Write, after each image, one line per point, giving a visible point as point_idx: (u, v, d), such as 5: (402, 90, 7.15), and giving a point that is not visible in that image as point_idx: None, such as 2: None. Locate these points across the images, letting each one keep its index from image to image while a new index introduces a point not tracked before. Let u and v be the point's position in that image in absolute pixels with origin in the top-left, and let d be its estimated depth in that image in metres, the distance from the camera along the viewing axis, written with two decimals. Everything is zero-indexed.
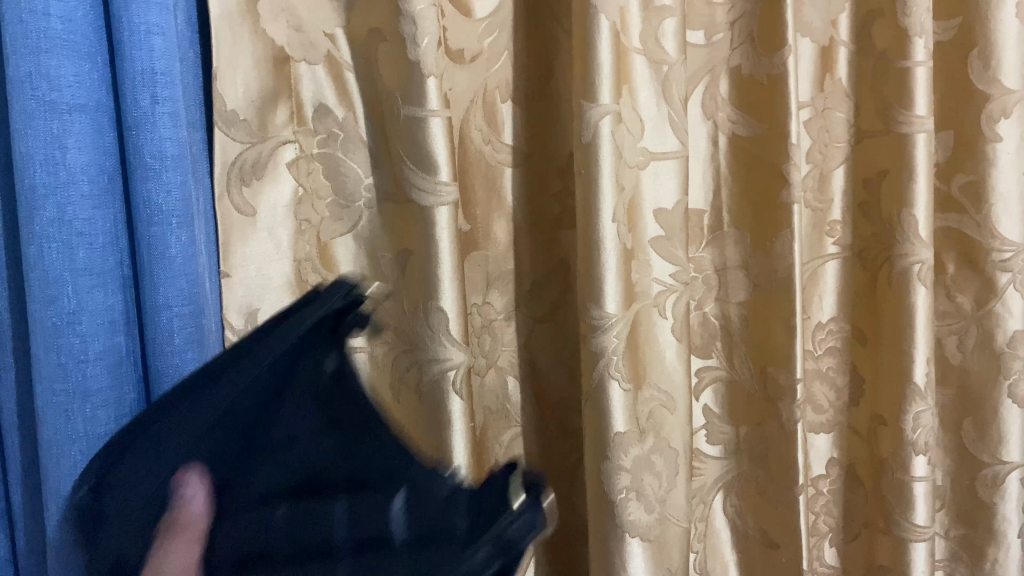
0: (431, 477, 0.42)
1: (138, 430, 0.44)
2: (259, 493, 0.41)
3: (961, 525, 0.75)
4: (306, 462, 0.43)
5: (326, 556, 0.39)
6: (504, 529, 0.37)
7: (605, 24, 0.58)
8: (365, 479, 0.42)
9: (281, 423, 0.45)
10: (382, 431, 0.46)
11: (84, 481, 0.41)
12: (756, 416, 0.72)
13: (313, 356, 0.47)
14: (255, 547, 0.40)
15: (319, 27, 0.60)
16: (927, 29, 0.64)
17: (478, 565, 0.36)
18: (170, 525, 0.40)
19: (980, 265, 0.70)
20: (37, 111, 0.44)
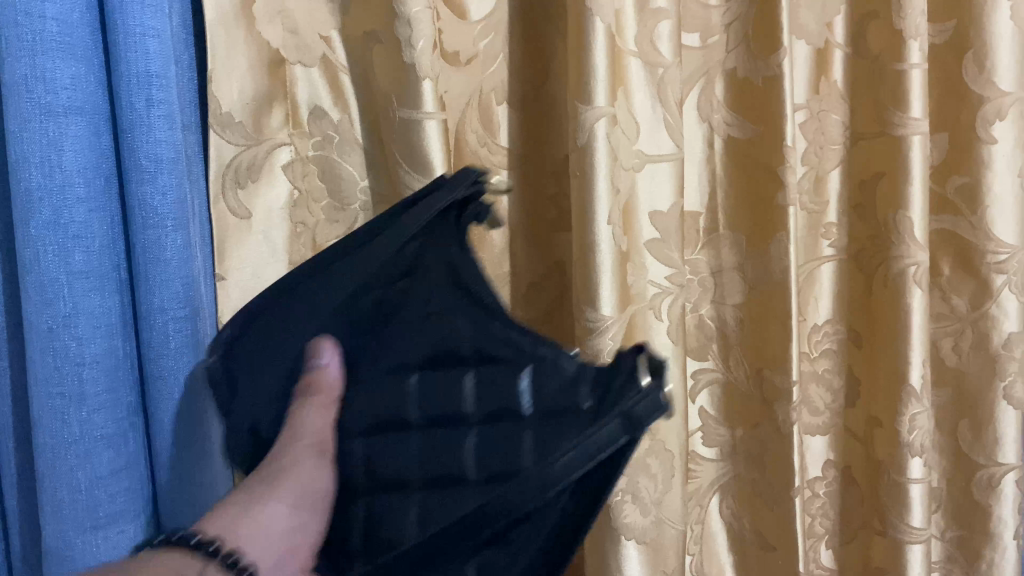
0: (553, 358, 0.48)
1: (267, 308, 0.52)
2: (393, 361, 0.51)
3: (957, 527, 0.75)
4: (430, 337, 0.51)
5: (458, 420, 0.48)
6: (629, 408, 0.41)
7: (601, 27, 0.57)
8: (493, 353, 0.49)
9: (404, 310, 0.52)
10: (496, 319, 0.51)
11: (218, 344, 0.51)
12: (752, 420, 0.72)
13: (410, 267, 0.53)
14: (390, 415, 0.49)
15: (315, 29, 0.60)
16: (922, 31, 0.64)
17: (603, 442, 0.42)
18: (312, 386, 0.50)
19: (975, 267, 0.70)
20: (32, 114, 0.44)
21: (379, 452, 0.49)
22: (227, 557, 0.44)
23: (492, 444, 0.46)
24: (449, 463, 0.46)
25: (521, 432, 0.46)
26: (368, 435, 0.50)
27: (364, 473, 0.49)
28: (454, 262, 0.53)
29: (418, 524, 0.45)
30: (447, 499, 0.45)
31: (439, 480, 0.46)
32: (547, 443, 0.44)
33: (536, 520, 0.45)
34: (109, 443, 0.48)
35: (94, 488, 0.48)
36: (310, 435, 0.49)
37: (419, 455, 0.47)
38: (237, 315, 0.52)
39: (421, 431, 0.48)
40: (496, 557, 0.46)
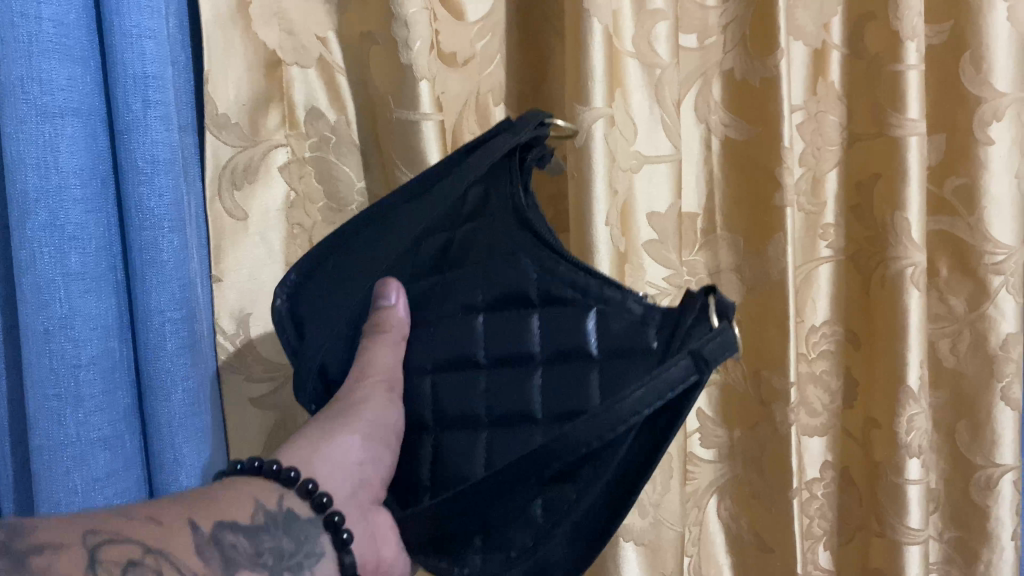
0: (621, 299, 0.46)
1: (334, 252, 0.52)
2: (461, 301, 0.50)
3: (955, 528, 0.75)
4: (495, 281, 0.49)
5: (526, 361, 0.48)
6: (698, 347, 0.39)
7: (598, 28, 0.57)
8: (560, 295, 0.47)
9: (470, 251, 0.51)
10: (562, 261, 0.47)
11: (285, 287, 0.51)
12: (751, 420, 0.72)
13: (473, 212, 0.52)
14: (457, 356, 0.49)
15: (312, 30, 0.60)
16: (919, 32, 0.64)
17: (673, 379, 0.39)
18: (381, 325, 0.50)
19: (972, 268, 0.69)
20: (28, 115, 0.44)
21: (445, 391, 0.50)
22: (308, 483, 0.43)
23: (558, 385, 0.46)
24: (516, 401, 0.47)
25: (588, 372, 0.46)
26: (437, 374, 0.50)
27: (433, 410, 0.50)
28: (518, 202, 0.50)
29: (485, 461, 0.47)
30: (515, 437, 0.46)
31: (505, 419, 0.47)
32: (613, 383, 0.45)
33: (601, 463, 0.44)
34: (106, 445, 0.48)
35: (91, 490, 0.48)
36: (380, 371, 0.49)
37: (487, 394, 0.48)
38: (303, 257, 0.52)
39: (488, 370, 0.49)
40: (559, 504, 0.45)
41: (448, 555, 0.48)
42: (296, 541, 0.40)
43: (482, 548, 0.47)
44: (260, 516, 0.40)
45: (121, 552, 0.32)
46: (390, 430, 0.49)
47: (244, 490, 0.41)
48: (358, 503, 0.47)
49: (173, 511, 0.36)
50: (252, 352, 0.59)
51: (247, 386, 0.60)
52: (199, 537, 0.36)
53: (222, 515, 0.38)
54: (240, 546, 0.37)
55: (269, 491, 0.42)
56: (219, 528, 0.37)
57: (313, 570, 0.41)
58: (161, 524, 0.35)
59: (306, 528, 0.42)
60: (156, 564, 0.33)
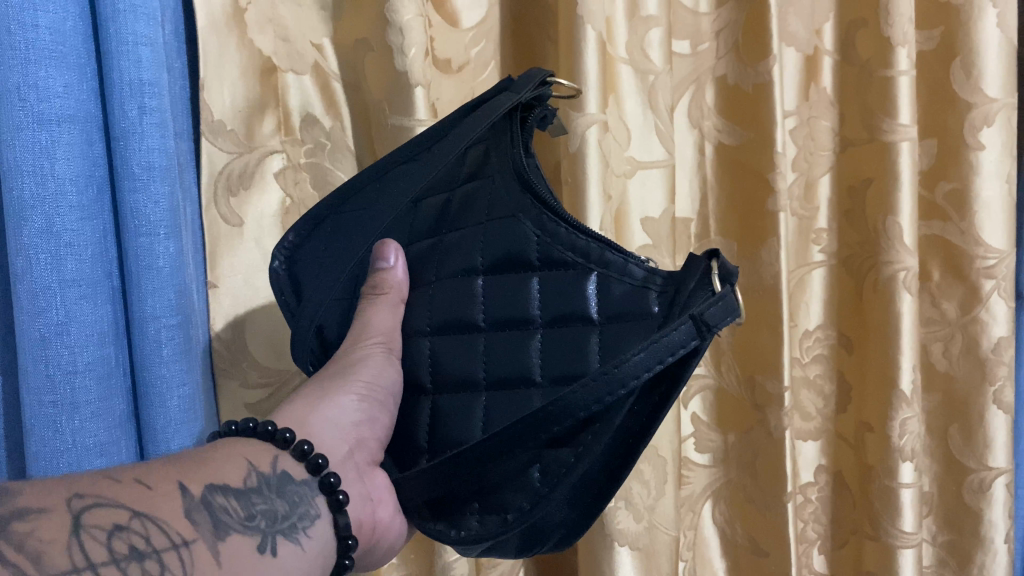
0: (622, 262, 0.45)
1: (332, 212, 0.51)
2: (459, 264, 0.49)
3: (947, 531, 0.76)
4: (494, 243, 0.48)
5: (525, 324, 0.46)
6: (699, 312, 0.38)
7: (592, 34, 0.57)
8: (560, 258, 0.46)
9: (470, 213, 0.50)
10: (561, 223, 0.46)
11: (283, 249, 0.51)
12: (744, 423, 0.73)
13: (473, 172, 0.51)
14: (454, 319, 0.48)
15: (307, 36, 0.61)
16: (910, 39, 0.64)
17: (674, 343, 0.39)
18: (378, 288, 0.49)
19: (965, 272, 0.70)
20: (25, 122, 0.43)
21: (442, 355, 0.48)
22: (305, 443, 0.42)
23: (558, 347, 0.45)
24: (514, 364, 0.46)
25: (588, 335, 0.45)
26: (434, 336, 0.49)
27: (430, 371, 0.48)
28: (518, 162, 0.48)
29: (483, 424, 0.45)
30: (513, 400, 0.45)
31: (504, 383, 0.46)
32: (613, 345, 0.44)
33: (601, 428, 0.43)
34: (102, 451, 0.48)
35: None
36: (378, 332, 0.48)
37: (485, 357, 0.46)
38: (301, 218, 0.52)
39: (487, 333, 0.47)
40: (555, 468, 0.43)
41: (444, 519, 0.47)
42: (290, 503, 0.39)
43: (480, 511, 0.45)
44: (252, 478, 0.38)
45: (106, 516, 0.30)
46: (387, 392, 0.48)
47: (237, 450, 0.40)
48: (355, 464, 0.46)
49: (161, 473, 0.35)
50: (246, 357, 0.60)
51: (242, 392, 0.60)
52: (187, 499, 0.34)
53: (213, 478, 0.36)
54: (230, 508, 0.36)
55: (263, 452, 0.40)
56: (208, 491, 0.35)
57: (307, 532, 0.39)
58: (149, 487, 0.33)
59: (300, 490, 0.41)
60: (143, 528, 0.31)
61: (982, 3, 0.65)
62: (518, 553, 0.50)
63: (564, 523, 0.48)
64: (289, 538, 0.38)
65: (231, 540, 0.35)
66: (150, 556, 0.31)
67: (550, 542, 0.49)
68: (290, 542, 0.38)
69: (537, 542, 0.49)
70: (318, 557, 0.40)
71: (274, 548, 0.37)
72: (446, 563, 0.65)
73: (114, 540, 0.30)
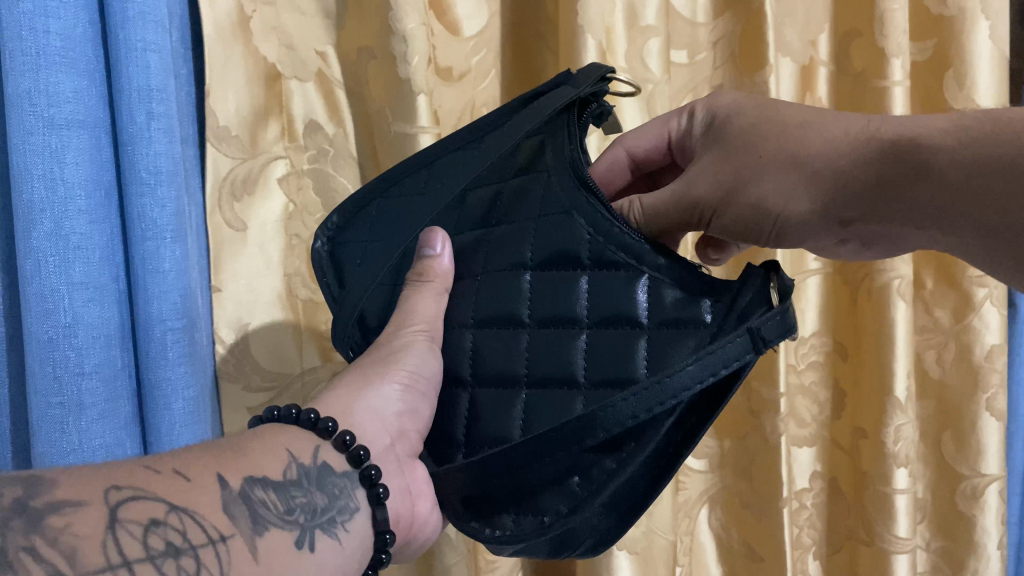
0: (674, 268, 0.45)
1: (384, 193, 0.55)
2: (510, 257, 0.49)
3: (940, 538, 0.77)
4: (544, 238, 0.48)
5: (571, 323, 0.46)
6: (758, 326, 0.39)
7: (592, 44, 0.58)
8: (611, 258, 0.46)
9: (520, 207, 0.50)
10: (615, 222, 0.46)
11: (326, 230, 0.54)
12: (740, 429, 0.73)
13: (526, 166, 0.51)
14: (499, 314, 0.48)
15: (310, 45, 0.61)
16: (904, 50, 0.65)
17: (729, 355, 0.39)
18: (425, 274, 0.50)
19: (958, 280, 0.71)
20: (34, 127, 0.44)
21: (484, 347, 0.48)
22: (347, 435, 0.42)
23: (603, 350, 0.45)
24: (558, 363, 0.45)
25: (635, 339, 0.44)
26: (477, 329, 0.49)
27: (470, 363, 0.48)
28: (576, 157, 0.48)
29: (522, 423, 0.45)
30: (557, 401, 0.44)
31: (545, 382, 0.45)
32: (661, 352, 0.43)
33: (647, 436, 0.43)
34: (106, 452, 0.48)
35: None
36: (420, 321, 0.49)
37: (528, 354, 0.46)
38: (349, 200, 0.55)
39: (531, 329, 0.47)
40: (595, 474, 0.43)
41: (479, 517, 0.46)
42: (330, 496, 0.40)
43: (516, 512, 0.45)
44: (292, 470, 0.39)
45: (143, 511, 0.31)
46: (429, 383, 0.47)
47: (277, 440, 0.40)
48: (396, 456, 0.45)
49: (198, 465, 0.35)
50: (249, 362, 0.60)
51: (246, 396, 0.60)
52: (226, 493, 0.34)
53: (251, 470, 0.36)
54: (269, 502, 0.36)
55: (304, 442, 0.41)
56: (247, 484, 0.36)
57: (345, 526, 0.40)
58: (188, 480, 0.34)
59: (340, 482, 0.41)
60: (180, 523, 0.32)
61: (975, 15, 0.66)
62: (551, 555, 0.51)
63: (597, 529, 0.49)
64: (328, 532, 0.38)
65: (268, 536, 0.35)
66: (187, 552, 0.31)
67: (579, 549, 0.50)
68: (328, 537, 0.38)
69: (570, 545, 0.50)
70: (356, 552, 0.40)
71: (313, 543, 0.37)
72: (446, 565, 0.66)
73: (149, 536, 0.30)
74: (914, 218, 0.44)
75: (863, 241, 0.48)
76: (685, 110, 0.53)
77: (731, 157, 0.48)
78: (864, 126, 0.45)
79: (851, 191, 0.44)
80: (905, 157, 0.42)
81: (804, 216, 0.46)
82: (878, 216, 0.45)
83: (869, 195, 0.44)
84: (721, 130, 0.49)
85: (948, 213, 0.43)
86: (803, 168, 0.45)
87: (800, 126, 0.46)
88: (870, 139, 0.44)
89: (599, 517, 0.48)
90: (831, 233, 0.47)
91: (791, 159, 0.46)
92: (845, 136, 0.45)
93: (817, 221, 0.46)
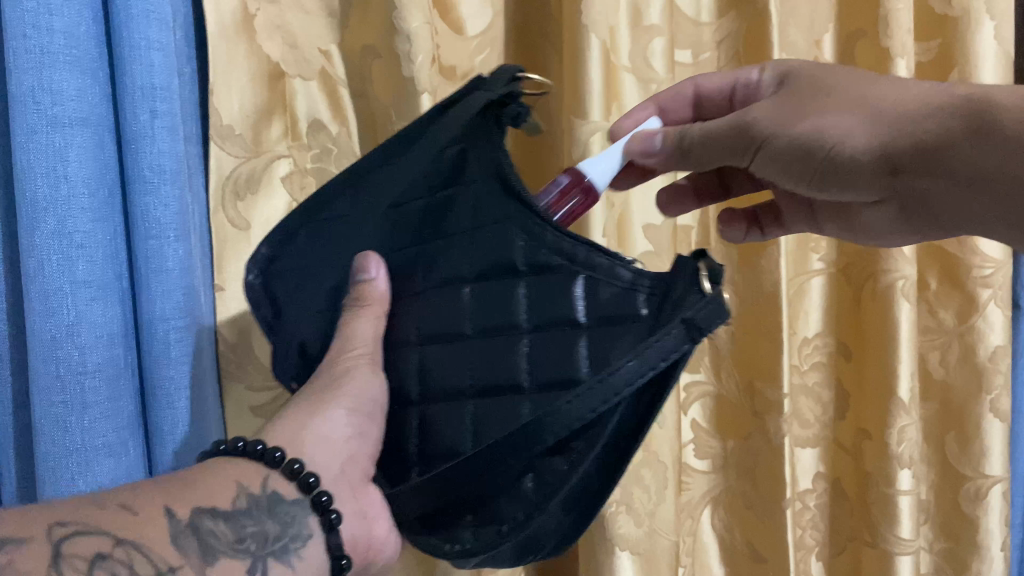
0: (610, 264, 0.42)
1: (306, 221, 0.51)
2: (448, 274, 0.47)
3: (944, 539, 0.77)
4: (480, 250, 0.46)
5: (509, 330, 0.44)
6: (691, 315, 0.39)
7: (596, 43, 0.58)
8: (547, 261, 0.44)
9: (450, 220, 0.48)
10: (548, 226, 0.44)
11: (257, 262, 0.52)
12: (743, 429, 0.73)
13: (448, 177, 0.48)
14: (441, 330, 0.46)
15: (313, 44, 0.61)
16: (908, 50, 0.65)
17: (667, 348, 0.39)
18: (362, 299, 0.47)
19: (962, 281, 0.71)
20: (39, 124, 0.44)
21: (430, 366, 0.47)
22: (294, 463, 0.42)
23: (544, 356, 0.43)
24: (502, 373, 0.44)
25: (575, 340, 0.43)
26: (423, 347, 0.47)
27: (418, 383, 0.47)
28: (501, 164, 0.46)
29: (473, 435, 0.44)
30: (502, 411, 0.43)
31: (489, 391, 0.44)
32: (603, 351, 0.42)
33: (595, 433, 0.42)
34: (110, 452, 0.48)
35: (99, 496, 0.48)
36: (362, 345, 0.48)
37: (471, 366, 0.45)
38: (275, 228, 0.52)
39: (473, 341, 0.45)
40: (549, 478, 0.43)
41: (438, 532, 0.46)
42: (283, 524, 0.41)
43: (473, 522, 0.45)
44: (242, 499, 0.40)
45: (89, 545, 0.33)
46: (374, 404, 0.47)
47: (227, 471, 0.41)
48: (348, 481, 0.46)
49: (149, 498, 0.37)
50: (252, 361, 0.60)
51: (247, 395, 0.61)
52: (174, 525, 0.36)
53: (201, 502, 0.38)
54: (218, 532, 0.38)
55: (252, 473, 0.41)
56: (196, 515, 0.37)
57: (301, 553, 0.41)
58: (135, 514, 0.35)
59: (292, 509, 0.42)
60: (127, 556, 0.33)
61: (980, 15, 0.65)
62: (515, 555, 0.51)
63: (560, 525, 0.49)
64: (280, 560, 0.40)
65: (218, 566, 0.37)
66: None
67: (543, 544, 0.50)
68: (280, 565, 0.39)
69: (536, 548, 0.50)
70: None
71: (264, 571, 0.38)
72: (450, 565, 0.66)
73: (95, 569, 0.32)
74: (961, 177, 0.47)
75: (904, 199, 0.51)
76: (757, 67, 0.56)
77: (793, 100, 0.50)
78: (930, 90, 0.48)
79: (904, 140, 0.47)
80: (975, 115, 0.45)
81: (858, 154, 0.48)
82: (928, 169, 0.47)
83: (924, 147, 0.47)
84: (789, 81, 0.52)
85: (1006, 176, 0.45)
86: (869, 111, 0.48)
87: (869, 83, 0.49)
88: (942, 97, 0.47)
89: (559, 518, 0.49)
90: (875, 186, 0.49)
91: (859, 102, 0.48)
92: (913, 92, 0.48)
93: (867, 163, 0.48)
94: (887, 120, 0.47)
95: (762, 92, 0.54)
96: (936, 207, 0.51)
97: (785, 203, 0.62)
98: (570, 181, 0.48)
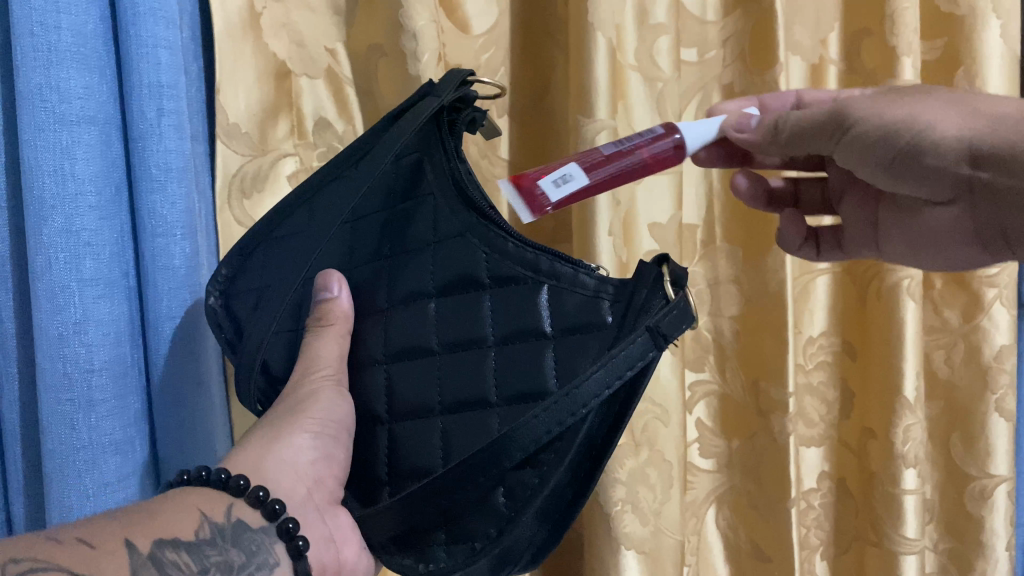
0: (572, 273, 0.45)
1: (263, 239, 0.53)
2: (414, 286, 0.49)
3: (948, 538, 0.76)
4: (444, 265, 0.48)
5: (478, 344, 0.46)
6: (655, 323, 0.40)
7: (602, 41, 0.58)
8: (510, 273, 0.46)
9: (412, 232, 0.50)
10: (508, 239, 0.46)
11: (218, 283, 0.52)
12: (748, 428, 0.73)
13: (406, 188, 0.51)
14: (407, 346, 0.48)
15: (320, 42, 0.61)
16: (915, 49, 0.65)
17: (632, 357, 0.40)
18: (324, 318, 0.49)
19: (968, 281, 0.71)
20: (46, 122, 0.44)
21: (397, 382, 0.48)
22: (259, 490, 0.42)
23: (511, 366, 0.45)
24: (471, 387, 0.46)
25: (543, 351, 0.45)
26: (390, 364, 0.49)
27: (386, 402, 0.48)
28: (455, 170, 0.48)
29: (442, 452, 0.45)
30: (473, 422, 0.45)
31: (459, 406, 0.46)
32: (569, 362, 0.44)
33: (562, 446, 0.43)
34: (116, 448, 0.48)
35: (105, 491, 0.48)
36: (327, 365, 0.48)
37: (439, 381, 0.47)
38: (234, 250, 0.53)
39: (442, 356, 0.47)
40: (520, 491, 0.44)
41: (411, 553, 0.47)
42: (248, 553, 0.40)
43: (446, 540, 0.46)
44: (204, 529, 0.39)
45: None
46: (340, 426, 0.47)
47: (188, 501, 0.40)
48: (315, 505, 0.46)
49: (107, 531, 0.36)
50: None
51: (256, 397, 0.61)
52: (134, 558, 0.35)
53: (162, 533, 0.37)
54: (181, 564, 0.37)
55: (216, 502, 0.41)
56: (157, 546, 0.36)
57: None
58: (93, 547, 0.34)
59: (257, 537, 0.41)
60: None
61: (987, 14, 0.65)
62: None
63: (533, 543, 0.48)
64: None
65: None
66: None
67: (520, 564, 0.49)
68: None
69: (510, 562, 0.49)
70: None
71: None
72: None
73: None
74: None
75: (979, 205, 0.46)
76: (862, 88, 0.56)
77: (888, 96, 0.48)
78: None
79: (993, 133, 0.43)
80: None
81: (943, 143, 0.44)
82: (1013, 165, 0.42)
83: (1016, 143, 0.42)
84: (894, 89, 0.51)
85: None
86: (966, 106, 0.45)
87: (976, 95, 0.46)
88: None
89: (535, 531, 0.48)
90: (949, 179, 0.45)
91: (955, 102, 0.46)
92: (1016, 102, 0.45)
93: (949, 155, 0.44)
94: (984, 116, 0.44)
95: (861, 92, 0.54)
96: (1009, 215, 0.45)
97: (852, 222, 0.59)
98: (667, 132, 0.47)
